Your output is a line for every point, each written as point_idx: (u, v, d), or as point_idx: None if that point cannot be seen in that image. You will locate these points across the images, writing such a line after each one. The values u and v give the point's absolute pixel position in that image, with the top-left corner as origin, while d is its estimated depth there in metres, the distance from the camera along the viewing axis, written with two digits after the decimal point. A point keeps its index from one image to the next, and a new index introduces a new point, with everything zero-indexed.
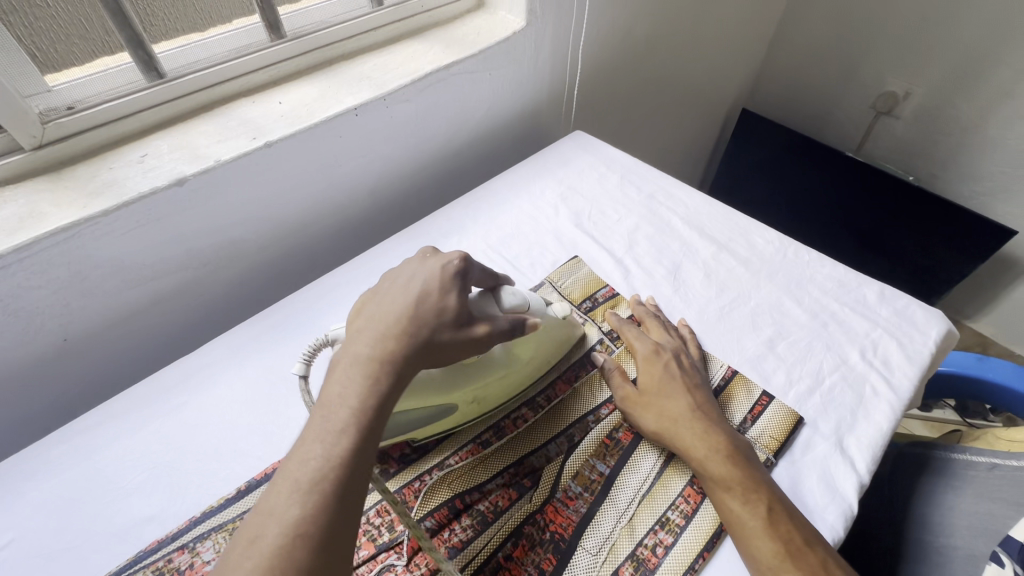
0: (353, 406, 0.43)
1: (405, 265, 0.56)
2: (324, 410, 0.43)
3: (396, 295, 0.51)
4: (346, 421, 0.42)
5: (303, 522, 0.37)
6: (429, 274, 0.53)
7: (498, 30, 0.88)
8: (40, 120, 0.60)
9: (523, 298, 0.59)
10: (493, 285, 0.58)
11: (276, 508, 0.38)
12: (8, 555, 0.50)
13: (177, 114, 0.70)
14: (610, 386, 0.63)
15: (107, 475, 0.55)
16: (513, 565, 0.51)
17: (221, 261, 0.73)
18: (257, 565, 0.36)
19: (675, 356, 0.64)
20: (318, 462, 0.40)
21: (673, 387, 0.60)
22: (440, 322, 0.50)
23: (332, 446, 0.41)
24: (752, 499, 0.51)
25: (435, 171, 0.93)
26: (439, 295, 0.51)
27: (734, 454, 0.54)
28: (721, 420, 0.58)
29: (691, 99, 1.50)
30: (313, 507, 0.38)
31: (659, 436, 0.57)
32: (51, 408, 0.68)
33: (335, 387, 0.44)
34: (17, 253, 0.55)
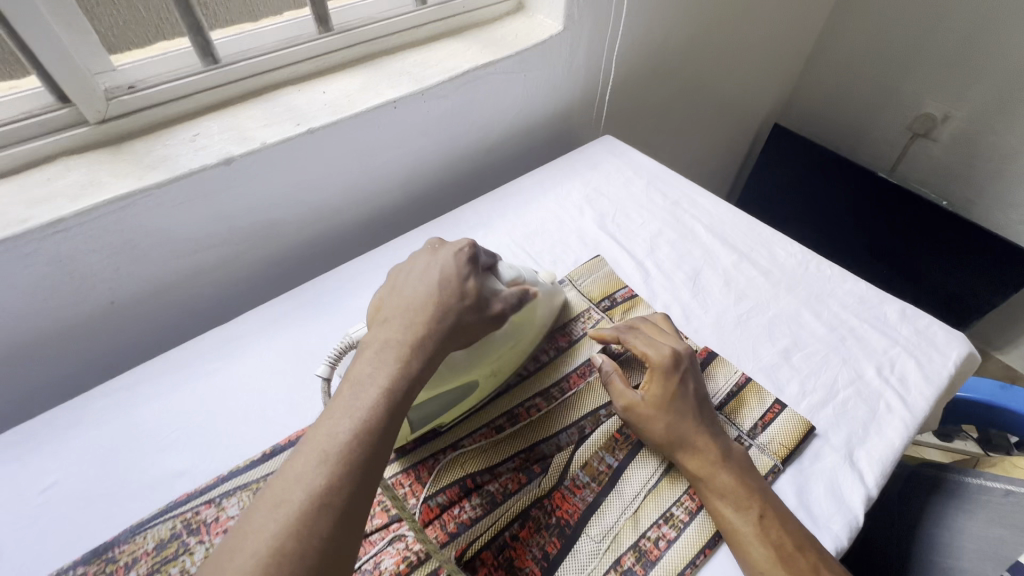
0: (384, 385, 0.46)
1: (414, 258, 0.59)
2: (355, 387, 0.45)
3: (417, 286, 0.54)
4: (374, 400, 0.45)
5: (328, 491, 0.39)
6: (446, 263, 0.56)
7: (536, 33, 0.90)
8: (105, 97, 0.65)
9: (518, 270, 0.65)
10: (492, 261, 0.63)
11: (303, 474, 0.40)
12: (51, 496, 0.54)
13: (228, 99, 0.75)
14: (612, 393, 0.61)
15: (143, 430, 0.59)
16: (518, 545, 0.52)
17: (259, 240, 0.77)
18: (282, 527, 0.38)
19: (683, 361, 0.63)
20: (348, 435, 0.42)
21: (676, 394, 0.60)
22: (464, 305, 0.54)
23: (359, 423, 0.43)
24: (746, 505, 0.53)
25: (465, 167, 0.95)
26: (460, 281, 0.55)
27: (730, 462, 0.56)
28: (717, 428, 0.59)
29: (723, 111, 1.50)
30: (339, 478, 0.40)
31: (659, 444, 0.58)
32: (93, 367, 0.72)
33: (364, 366, 0.47)
34: (78, 218, 0.59)
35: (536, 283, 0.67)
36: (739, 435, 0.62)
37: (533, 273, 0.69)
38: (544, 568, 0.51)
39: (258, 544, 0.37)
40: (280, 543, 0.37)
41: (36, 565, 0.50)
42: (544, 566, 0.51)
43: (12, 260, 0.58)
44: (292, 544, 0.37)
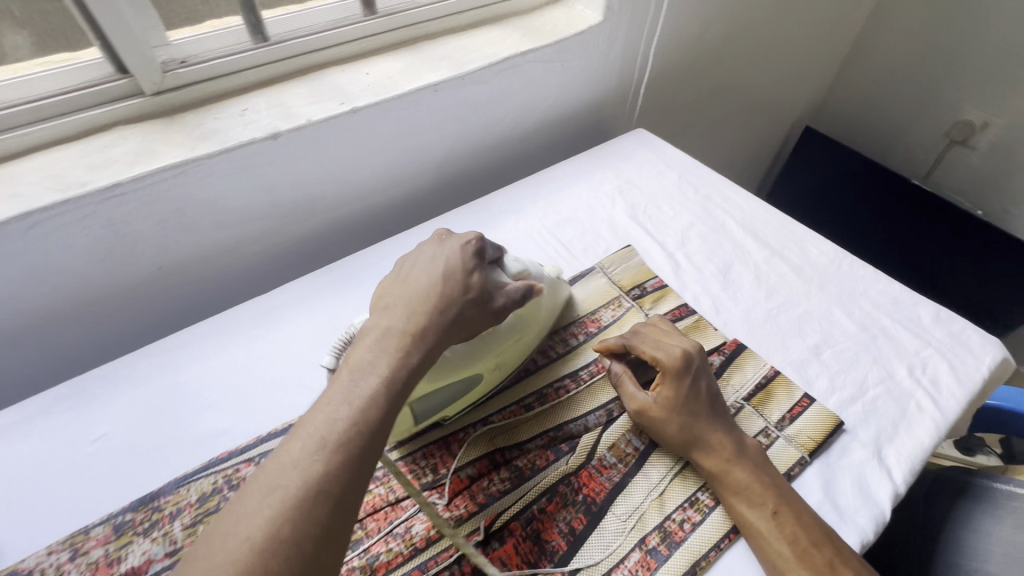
0: (383, 374, 0.45)
1: (420, 249, 0.58)
2: (355, 374, 0.45)
3: (422, 276, 0.54)
4: (374, 388, 0.44)
5: (325, 479, 0.39)
6: (451, 254, 0.56)
7: (576, 23, 0.91)
8: (161, 69, 0.67)
9: (524, 264, 0.64)
10: (498, 255, 0.62)
11: (300, 460, 0.39)
12: (101, 446, 0.57)
13: (275, 76, 0.77)
14: (624, 395, 0.61)
15: (186, 390, 0.61)
16: (546, 519, 0.54)
17: (298, 215, 0.79)
18: (278, 513, 0.37)
19: (694, 360, 0.61)
20: (346, 422, 0.42)
21: (687, 394, 0.59)
22: (467, 299, 0.54)
23: (358, 410, 0.43)
24: (759, 502, 0.53)
25: (499, 154, 0.96)
26: (464, 273, 0.55)
27: (743, 459, 0.55)
28: (731, 424, 0.58)
29: (755, 111, 1.49)
30: (337, 465, 0.40)
31: (673, 444, 0.57)
32: (137, 329, 0.75)
33: (364, 354, 0.47)
34: (134, 183, 0.62)
35: (542, 277, 0.66)
36: (766, 426, 0.62)
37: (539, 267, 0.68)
38: (570, 542, 0.52)
39: (253, 529, 0.36)
40: (277, 528, 0.36)
41: (87, 509, 0.53)
42: (570, 540, 0.52)
43: (72, 221, 0.60)
44: (289, 530, 0.37)
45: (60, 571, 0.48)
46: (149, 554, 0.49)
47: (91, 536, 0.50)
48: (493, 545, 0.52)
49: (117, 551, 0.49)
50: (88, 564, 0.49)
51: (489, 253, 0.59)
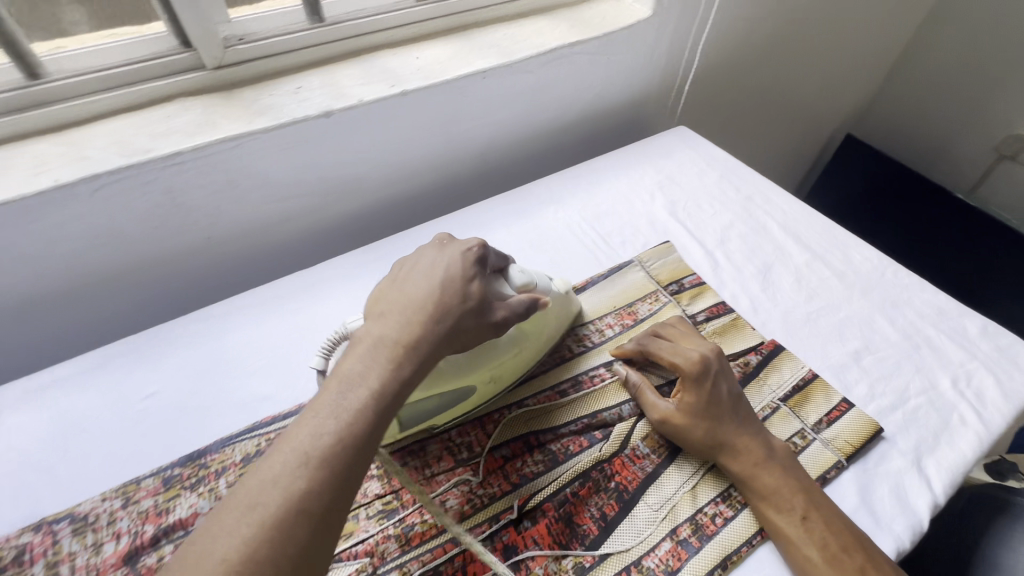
0: (373, 386, 0.43)
1: (420, 253, 0.55)
2: (343, 386, 0.42)
3: (419, 282, 0.50)
4: (363, 402, 0.41)
5: (307, 497, 0.37)
6: (451, 260, 0.52)
7: (624, 16, 0.91)
8: (223, 44, 0.69)
9: (530, 276, 0.60)
10: (502, 263, 0.57)
11: (281, 477, 0.37)
12: (152, 403, 0.59)
13: (328, 57, 0.78)
14: (645, 404, 0.60)
15: (233, 356, 0.63)
16: (578, 502, 0.54)
17: (342, 194, 0.80)
18: (256, 533, 0.35)
19: (713, 364, 0.60)
20: (333, 437, 0.39)
21: (710, 400, 0.58)
22: (465, 309, 0.50)
23: (346, 424, 0.40)
24: (788, 506, 0.52)
25: (539, 144, 0.97)
26: (463, 281, 0.51)
27: (770, 463, 0.55)
28: (758, 427, 0.58)
29: (796, 115, 1.46)
30: (320, 483, 0.38)
31: (698, 450, 0.57)
32: (183, 295, 0.77)
33: (353, 363, 0.44)
34: (194, 152, 0.64)
35: (548, 290, 0.63)
36: (802, 428, 0.62)
37: (546, 279, 0.65)
38: (601, 527, 0.52)
39: (228, 551, 0.34)
40: (253, 549, 0.34)
41: (138, 462, 0.55)
42: (602, 525, 0.53)
43: (132, 185, 0.63)
44: (266, 552, 0.34)
45: (112, 517, 0.50)
46: (195, 508, 0.51)
47: (142, 487, 0.52)
48: (525, 524, 0.52)
49: (165, 502, 0.51)
50: (139, 513, 0.51)
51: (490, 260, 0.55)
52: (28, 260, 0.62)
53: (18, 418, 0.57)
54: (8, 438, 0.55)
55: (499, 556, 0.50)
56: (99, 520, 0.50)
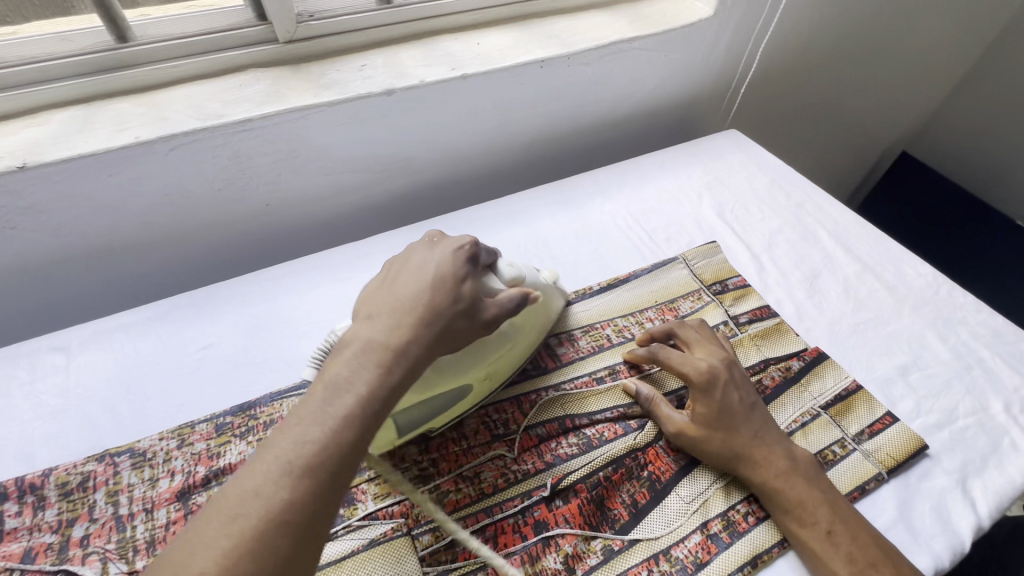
0: (360, 393, 0.41)
1: (411, 251, 0.54)
2: (330, 392, 0.41)
3: (409, 282, 0.49)
4: (349, 409, 0.40)
5: (289, 509, 0.36)
6: (442, 260, 0.51)
7: (686, 15, 0.90)
8: (296, 20, 0.72)
9: (519, 270, 0.58)
10: (493, 260, 0.56)
11: (263, 488, 0.36)
12: (208, 354, 0.62)
13: (393, 37, 0.80)
14: (660, 418, 0.58)
15: (284, 316, 0.66)
16: (611, 487, 0.54)
17: (395, 172, 0.82)
18: (237, 545, 0.34)
19: (721, 374, 0.58)
20: (315, 445, 0.38)
21: (724, 411, 0.56)
22: (456, 309, 0.48)
23: (330, 433, 0.39)
24: (812, 521, 0.50)
25: (589, 137, 0.97)
26: (455, 281, 0.50)
27: (794, 477, 0.53)
28: (778, 438, 0.56)
29: (850, 129, 1.42)
30: (302, 493, 0.37)
31: (717, 462, 0.55)
32: (238, 258, 0.81)
33: (342, 368, 0.43)
34: (264, 119, 0.67)
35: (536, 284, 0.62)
36: (843, 437, 0.61)
37: (533, 273, 0.63)
38: (632, 514, 0.53)
39: (207, 562, 0.33)
40: (234, 560, 0.34)
41: (193, 407, 0.58)
42: (632, 512, 0.53)
43: (203, 147, 0.66)
44: (246, 565, 0.34)
45: (168, 456, 0.53)
46: (244, 455, 0.54)
47: (196, 430, 0.55)
48: (557, 503, 0.53)
49: (217, 447, 0.54)
50: (192, 454, 0.53)
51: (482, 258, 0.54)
52: (104, 212, 0.66)
53: (88, 357, 0.61)
54: (77, 374, 0.59)
55: (529, 531, 0.51)
56: (156, 457, 0.53)
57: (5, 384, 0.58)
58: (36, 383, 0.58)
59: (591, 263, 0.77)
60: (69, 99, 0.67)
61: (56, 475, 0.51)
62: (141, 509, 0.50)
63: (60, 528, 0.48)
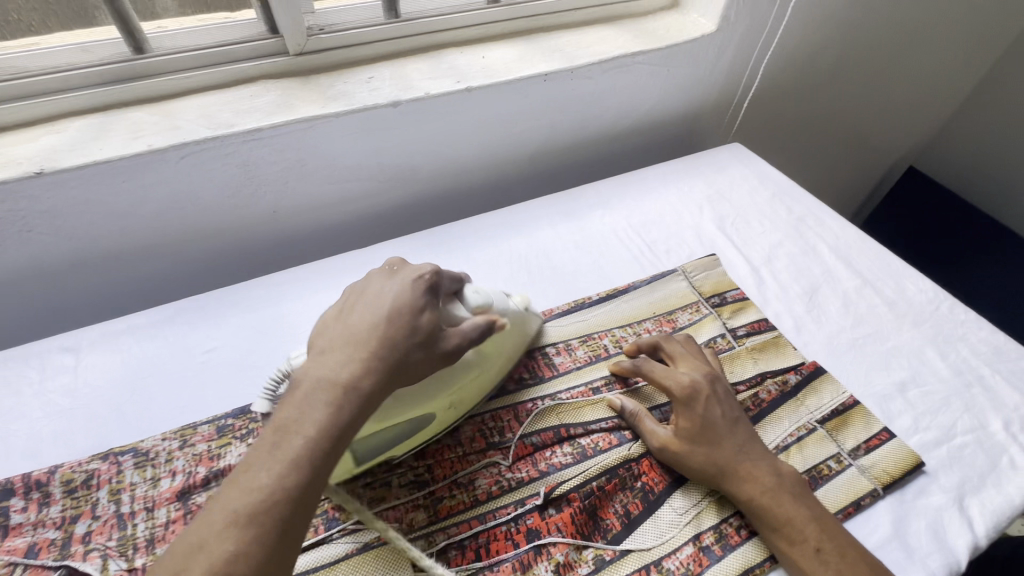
0: (309, 433, 0.41)
1: (369, 281, 0.53)
2: (278, 436, 0.41)
3: (363, 315, 0.48)
4: (297, 452, 0.40)
5: (235, 560, 0.36)
6: (400, 290, 0.50)
7: (689, 30, 0.91)
8: (306, 33, 0.74)
9: (486, 296, 0.58)
10: (457, 286, 0.56)
11: (208, 541, 0.36)
12: (213, 356, 0.64)
13: (400, 51, 0.82)
14: (644, 431, 0.59)
15: (288, 322, 0.68)
16: (604, 497, 0.55)
17: (400, 181, 0.84)
18: None
19: (704, 389, 0.58)
20: (263, 491, 0.38)
21: (708, 425, 0.56)
22: (412, 341, 0.48)
23: (279, 477, 0.39)
24: (801, 539, 0.50)
25: (593, 148, 0.99)
26: (413, 312, 0.49)
27: (780, 492, 0.53)
28: (763, 454, 0.56)
29: (856, 143, 1.42)
30: (249, 543, 0.37)
31: (703, 478, 0.55)
32: (245, 262, 0.83)
33: (292, 409, 0.42)
34: (271, 130, 0.68)
35: (505, 309, 0.61)
36: (839, 452, 0.60)
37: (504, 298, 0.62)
38: (624, 524, 0.53)
39: None
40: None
41: (196, 409, 0.59)
42: (624, 522, 0.53)
43: (214, 156, 0.68)
44: None
45: (170, 456, 0.54)
46: (243, 457, 0.55)
47: (198, 431, 0.56)
48: (550, 511, 0.53)
49: (217, 448, 0.55)
50: (193, 455, 0.55)
51: (444, 287, 0.54)
52: (115, 217, 0.68)
53: (96, 357, 0.62)
54: (85, 374, 0.61)
55: (521, 538, 0.52)
56: (158, 457, 0.54)
57: (16, 383, 0.60)
58: (45, 383, 0.60)
59: (591, 274, 0.78)
60: (86, 108, 0.69)
61: (62, 472, 0.52)
62: (142, 508, 0.51)
63: (63, 524, 0.49)
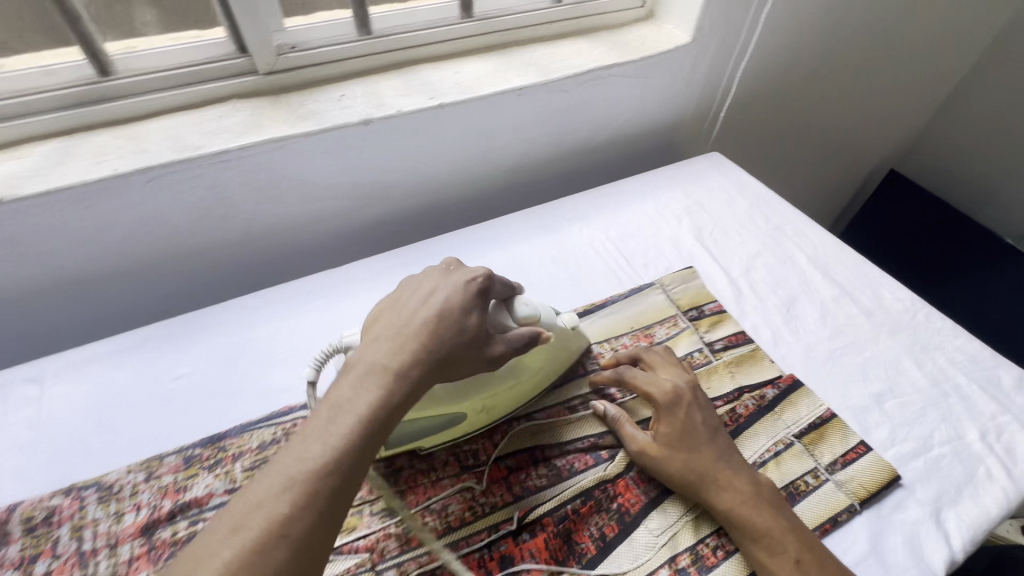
0: (360, 414, 0.42)
1: (425, 275, 0.55)
2: (331, 412, 0.42)
3: (417, 309, 0.50)
4: (348, 428, 0.41)
5: (289, 522, 0.37)
6: (453, 289, 0.51)
7: (663, 41, 0.92)
8: (275, 52, 0.74)
9: (535, 308, 0.58)
10: (508, 293, 0.57)
11: (265, 502, 0.37)
12: (182, 384, 0.62)
13: (372, 68, 0.82)
14: (623, 436, 0.59)
15: (260, 345, 0.67)
16: (579, 520, 0.54)
17: (376, 199, 0.83)
18: (236, 556, 0.35)
19: (687, 395, 0.59)
20: (316, 461, 0.39)
21: (688, 431, 0.57)
22: (459, 342, 0.49)
23: (330, 450, 0.40)
24: (781, 550, 0.50)
25: (571, 160, 0.98)
26: (463, 313, 0.50)
27: (759, 502, 0.53)
28: (743, 464, 0.56)
29: (837, 147, 1.43)
30: (302, 508, 0.38)
31: (682, 486, 0.55)
32: (219, 283, 0.82)
33: (345, 390, 0.44)
34: (240, 151, 0.68)
35: (552, 324, 0.61)
36: (816, 467, 0.60)
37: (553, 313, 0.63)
38: (599, 547, 0.52)
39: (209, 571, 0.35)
40: (236, 570, 0.35)
41: (164, 439, 0.58)
42: (600, 545, 0.53)
43: (182, 179, 0.67)
44: None
45: (135, 489, 0.53)
46: (211, 488, 0.54)
47: (164, 463, 0.55)
48: (524, 536, 0.53)
49: (184, 480, 0.54)
50: (159, 487, 0.53)
51: (495, 291, 0.55)
52: (81, 243, 0.67)
53: (61, 388, 0.61)
54: (49, 406, 0.60)
55: (494, 565, 0.51)
56: (122, 491, 0.53)
57: None
58: (8, 416, 0.59)
59: (569, 288, 0.78)
60: (51, 132, 0.68)
61: (22, 510, 0.51)
62: (105, 545, 0.50)
63: (22, 565, 0.48)
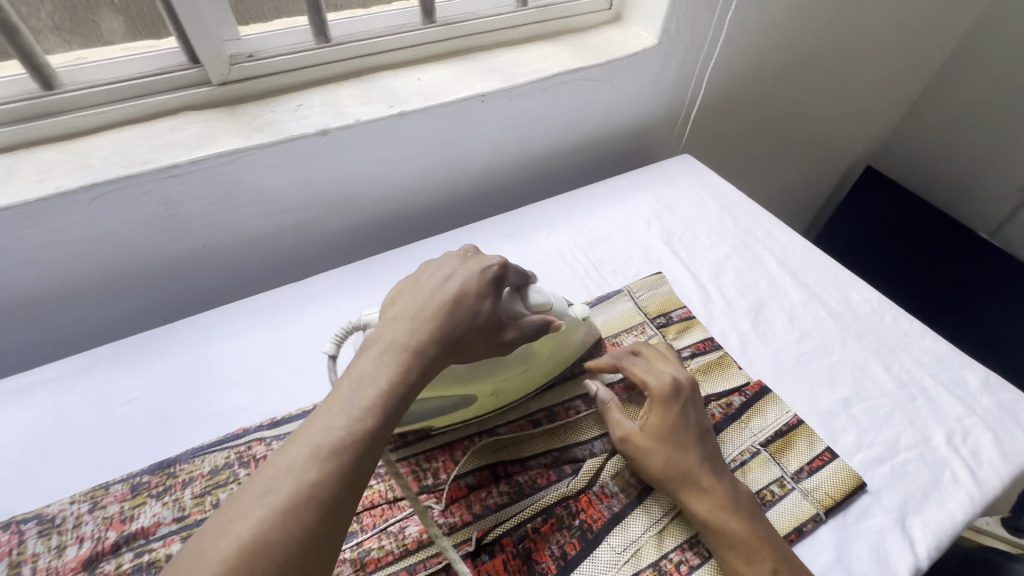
0: (383, 386, 0.43)
1: (444, 259, 0.55)
2: (354, 385, 0.43)
3: (434, 292, 0.50)
4: (373, 400, 0.42)
5: (320, 484, 0.37)
6: (469, 275, 0.52)
7: (630, 44, 0.91)
8: (229, 62, 0.72)
9: (547, 296, 0.58)
10: (522, 281, 0.56)
11: (294, 465, 0.38)
12: (131, 409, 0.60)
13: (331, 76, 0.80)
14: (609, 421, 0.59)
15: (215, 365, 0.65)
16: (539, 539, 0.53)
17: (338, 210, 0.82)
18: (268, 516, 0.35)
19: (684, 390, 0.59)
20: (342, 428, 0.40)
21: (678, 429, 0.57)
22: (473, 326, 0.50)
23: (355, 419, 0.41)
24: (757, 559, 0.49)
25: (539, 166, 0.97)
26: (476, 299, 0.51)
27: (739, 509, 0.52)
28: (727, 472, 0.55)
29: (812, 145, 1.43)
30: (333, 472, 0.38)
31: (662, 483, 0.54)
32: (176, 300, 0.79)
33: (365, 366, 0.44)
34: (191, 165, 0.66)
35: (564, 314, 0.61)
36: (782, 476, 0.59)
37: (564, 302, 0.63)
38: (560, 567, 0.51)
39: (242, 530, 0.35)
40: (269, 529, 0.35)
41: (111, 467, 0.56)
42: (561, 564, 0.51)
43: (131, 195, 0.65)
44: (276, 535, 0.35)
45: (78, 521, 0.51)
46: (158, 517, 0.52)
47: (110, 492, 0.53)
48: (482, 558, 0.52)
49: (130, 509, 0.52)
50: (104, 518, 0.52)
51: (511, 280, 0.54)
52: (26, 262, 0.65)
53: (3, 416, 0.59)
54: None
55: None
56: (65, 523, 0.51)
57: None
58: None
59: None
60: None
61: None
62: None
63: None
